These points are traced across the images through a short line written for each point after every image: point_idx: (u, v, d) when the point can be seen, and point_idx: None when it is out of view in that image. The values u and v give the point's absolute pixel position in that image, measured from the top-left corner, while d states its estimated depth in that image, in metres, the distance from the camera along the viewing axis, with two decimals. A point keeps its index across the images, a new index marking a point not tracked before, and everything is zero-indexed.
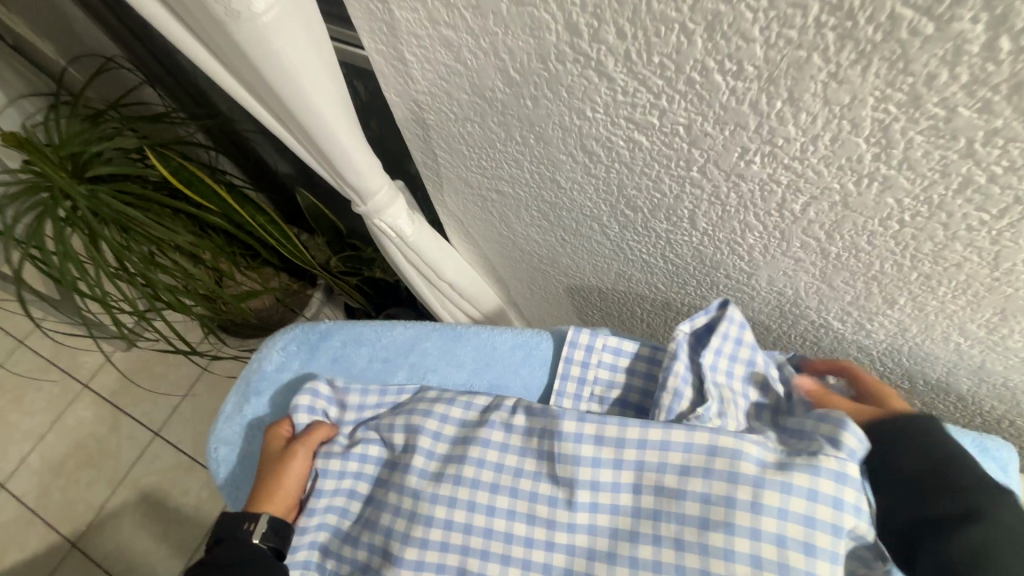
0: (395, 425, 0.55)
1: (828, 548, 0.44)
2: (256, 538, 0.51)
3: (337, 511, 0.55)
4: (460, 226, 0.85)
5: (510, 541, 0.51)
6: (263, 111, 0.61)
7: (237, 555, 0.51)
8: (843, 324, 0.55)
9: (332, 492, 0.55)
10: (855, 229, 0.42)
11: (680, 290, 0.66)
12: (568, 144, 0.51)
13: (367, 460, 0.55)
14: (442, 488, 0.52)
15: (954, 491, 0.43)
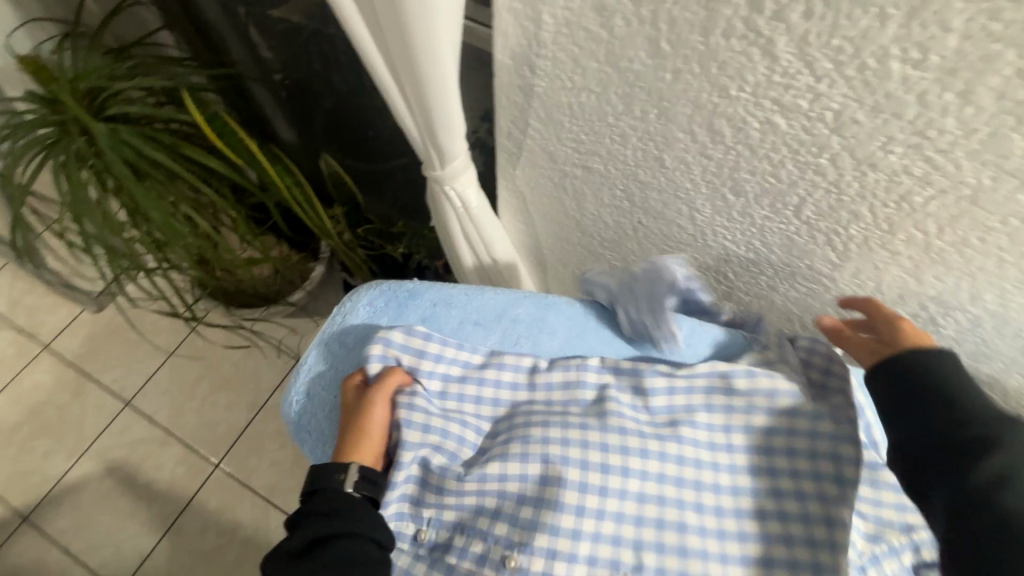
0: (489, 377, 0.58)
1: (893, 502, 0.51)
2: (349, 488, 0.53)
3: (427, 466, 0.56)
4: (519, 202, 0.83)
5: (624, 499, 0.53)
6: (372, 59, 0.60)
7: (334, 505, 0.52)
8: (914, 319, 0.59)
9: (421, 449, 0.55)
10: (970, 223, 0.46)
11: (749, 281, 0.69)
12: (693, 122, 0.53)
13: (457, 410, 0.57)
14: (550, 436, 0.54)
15: (957, 419, 0.49)
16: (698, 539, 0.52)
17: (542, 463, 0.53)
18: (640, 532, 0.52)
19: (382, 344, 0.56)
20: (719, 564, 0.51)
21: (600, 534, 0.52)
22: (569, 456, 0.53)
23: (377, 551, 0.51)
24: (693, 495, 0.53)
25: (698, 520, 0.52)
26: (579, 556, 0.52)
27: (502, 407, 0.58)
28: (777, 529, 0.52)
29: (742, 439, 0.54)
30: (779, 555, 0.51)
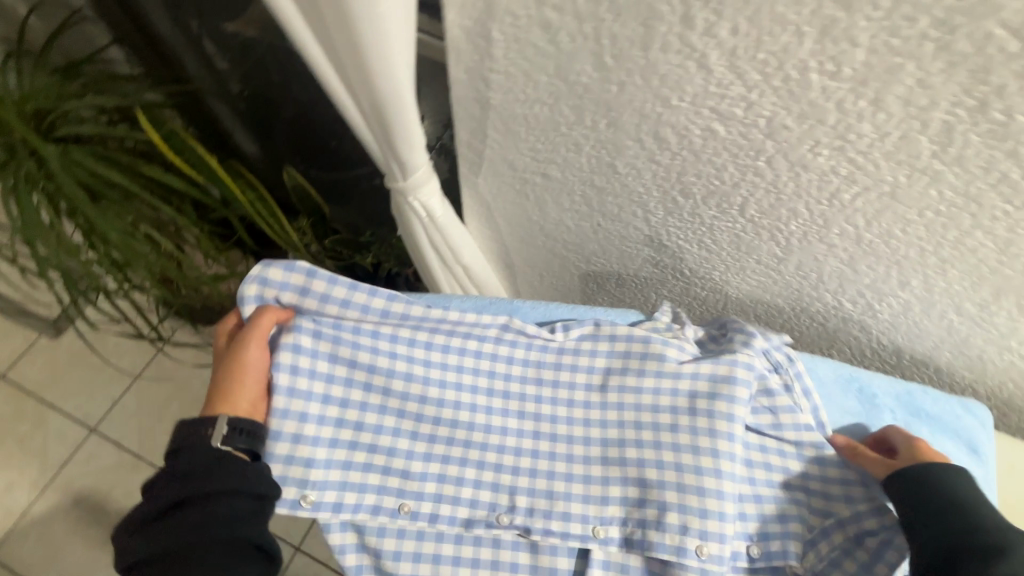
0: (390, 334, 0.58)
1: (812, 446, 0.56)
2: (219, 442, 0.50)
3: (318, 420, 0.56)
4: (483, 210, 0.85)
5: (537, 457, 0.58)
6: (328, 77, 0.63)
7: (207, 458, 0.49)
8: (853, 305, 0.63)
9: (307, 397, 0.56)
10: (893, 217, 0.50)
11: (705, 276, 0.72)
12: (640, 130, 0.55)
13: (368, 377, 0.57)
14: (448, 400, 0.59)
15: (970, 522, 0.45)
16: (579, 482, 0.57)
17: (448, 425, 0.59)
18: (518, 478, 0.57)
19: (257, 285, 0.58)
20: (599, 504, 0.56)
21: (482, 481, 0.57)
22: (472, 421, 0.59)
23: (250, 504, 0.49)
24: (574, 446, 0.58)
25: (582, 468, 0.57)
26: (461, 499, 0.57)
27: (397, 362, 0.58)
28: (652, 476, 0.55)
29: (628, 397, 0.58)
30: (653, 499, 0.54)
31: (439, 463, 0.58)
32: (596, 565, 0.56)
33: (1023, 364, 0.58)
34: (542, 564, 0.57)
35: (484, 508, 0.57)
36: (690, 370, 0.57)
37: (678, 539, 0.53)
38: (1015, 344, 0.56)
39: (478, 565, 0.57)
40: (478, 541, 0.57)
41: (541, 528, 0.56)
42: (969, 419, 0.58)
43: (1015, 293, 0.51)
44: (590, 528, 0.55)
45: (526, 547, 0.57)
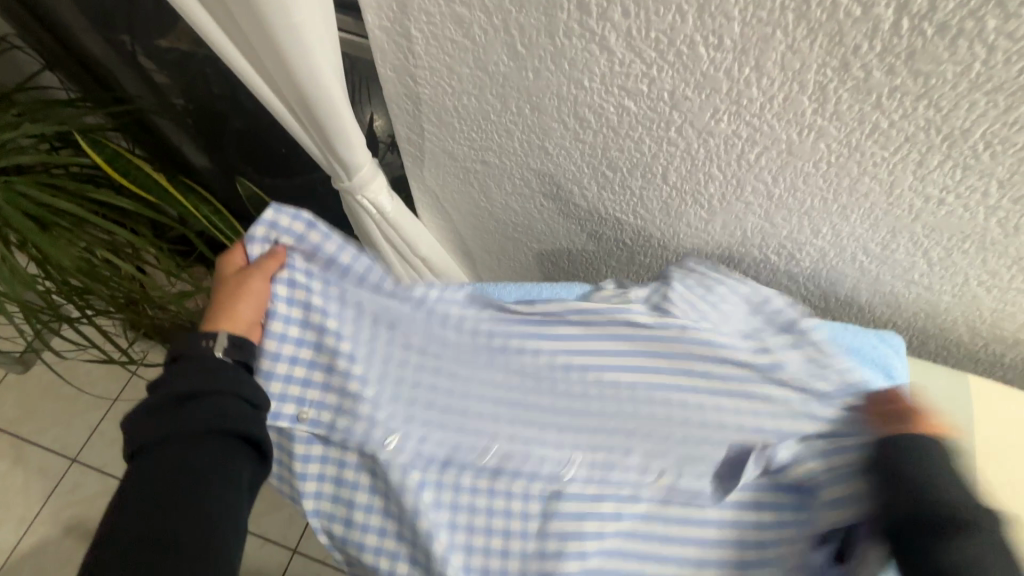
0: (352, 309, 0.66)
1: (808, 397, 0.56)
2: (219, 352, 0.59)
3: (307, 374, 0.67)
4: (433, 201, 0.88)
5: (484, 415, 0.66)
6: (260, 88, 0.65)
7: (208, 363, 0.57)
8: (778, 257, 0.69)
9: (290, 359, 0.66)
10: (794, 171, 0.55)
11: (645, 243, 0.77)
12: (561, 112, 0.59)
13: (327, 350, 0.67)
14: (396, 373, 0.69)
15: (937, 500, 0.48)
16: (509, 448, 0.69)
17: (405, 385, 0.69)
18: (463, 442, 0.69)
19: (265, 227, 0.65)
20: (529, 462, 0.69)
21: (435, 448, 0.69)
22: (423, 380, 0.69)
23: (246, 407, 0.57)
24: (508, 407, 0.69)
25: (513, 429, 0.70)
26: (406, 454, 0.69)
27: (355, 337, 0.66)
28: (637, 417, 0.66)
29: (555, 365, 0.67)
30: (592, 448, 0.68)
31: (398, 428, 0.69)
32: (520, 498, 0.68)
33: (927, 295, 0.65)
34: (480, 515, 0.68)
35: (433, 474, 0.69)
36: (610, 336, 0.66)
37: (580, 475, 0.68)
38: (918, 277, 0.62)
39: (425, 513, 0.67)
40: (426, 491, 0.68)
41: (476, 479, 0.69)
42: (884, 346, 0.64)
43: (907, 231, 0.56)
44: None
45: (468, 487, 0.69)
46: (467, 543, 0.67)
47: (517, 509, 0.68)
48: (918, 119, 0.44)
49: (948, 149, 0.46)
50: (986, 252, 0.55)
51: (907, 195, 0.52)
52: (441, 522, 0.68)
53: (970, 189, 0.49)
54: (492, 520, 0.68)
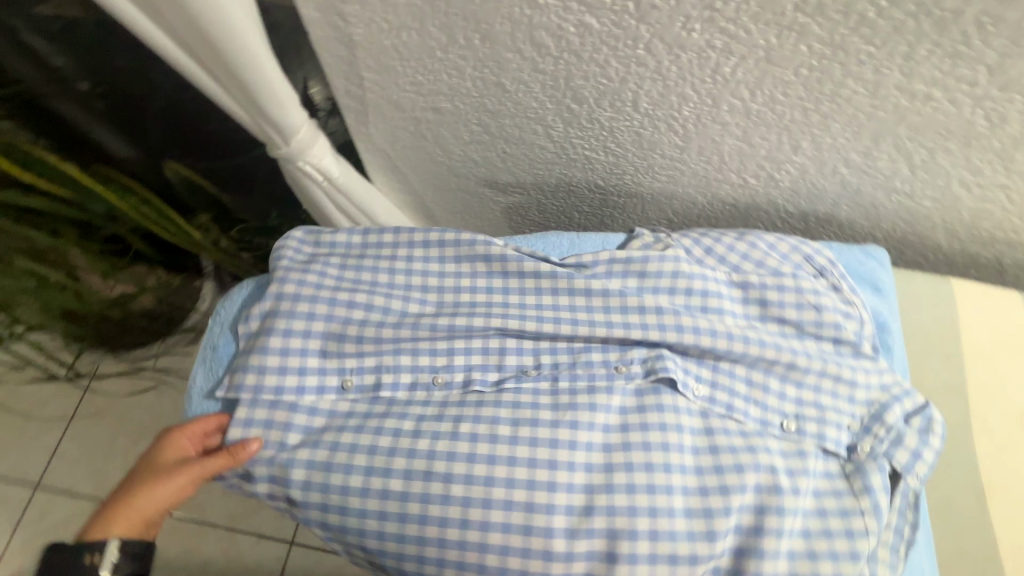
0: (394, 303, 0.64)
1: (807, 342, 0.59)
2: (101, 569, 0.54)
3: (316, 372, 0.61)
4: (386, 162, 0.81)
5: (497, 424, 0.56)
6: (168, 48, 0.56)
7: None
8: (756, 180, 0.65)
9: (298, 351, 0.61)
10: (774, 82, 0.51)
11: (617, 180, 0.72)
12: (516, 38, 0.52)
13: (346, 343, 0.61)
14: (418, 362, 0.61)
15: None
16: (546, 428, 0.55)
17: (428, 373, 0.61)
18: (497, 430, 0.55)
19: (294, 244, 0.67)
20: (568, 451, 0.54)
21: (459, 434, 0.56)
22: (449, 365, 0.61)
23: None
24: (541, 377, 0.60)
25: (550, 400, 0.57)
26: (419, 451, 0.55)
27: (367, 328, 0.62)
28: (689, 381, 0.58)
29: (597, 338, 0.61)
30: (669, 404, 0.56)
31: (416, 418, 0.58)
32: (577, 490, 0.53)
33: (908, 202, 0.63)
34: (516, 521, 0.52)
35: (461, 464, 0.54)
36: (651, 287, 0.62)
37: (644, 458, 0.53)
38: (899, 184, 0.60)
39: (447, 526, 0.52)
40: (449, 498, 0.53)
41: (524, 480, 0.53)
42: (870, 261, 0.63)
43: (891, 135, 0.54)
44: (551, 469, 0.53)
45: (504, 481, 0.53)
46: (502, 559, 0.51)
47: (565, 513, 0.52)
48: (908, 2, 0.41)
49: (939, 36, 0.42)
50: (970, 149, 0.53)
51: (893, 93, 0.49)
52: (470, 534, 0.52)
53: (959, 80, 0.46)
54: (533, 528, 0.51)
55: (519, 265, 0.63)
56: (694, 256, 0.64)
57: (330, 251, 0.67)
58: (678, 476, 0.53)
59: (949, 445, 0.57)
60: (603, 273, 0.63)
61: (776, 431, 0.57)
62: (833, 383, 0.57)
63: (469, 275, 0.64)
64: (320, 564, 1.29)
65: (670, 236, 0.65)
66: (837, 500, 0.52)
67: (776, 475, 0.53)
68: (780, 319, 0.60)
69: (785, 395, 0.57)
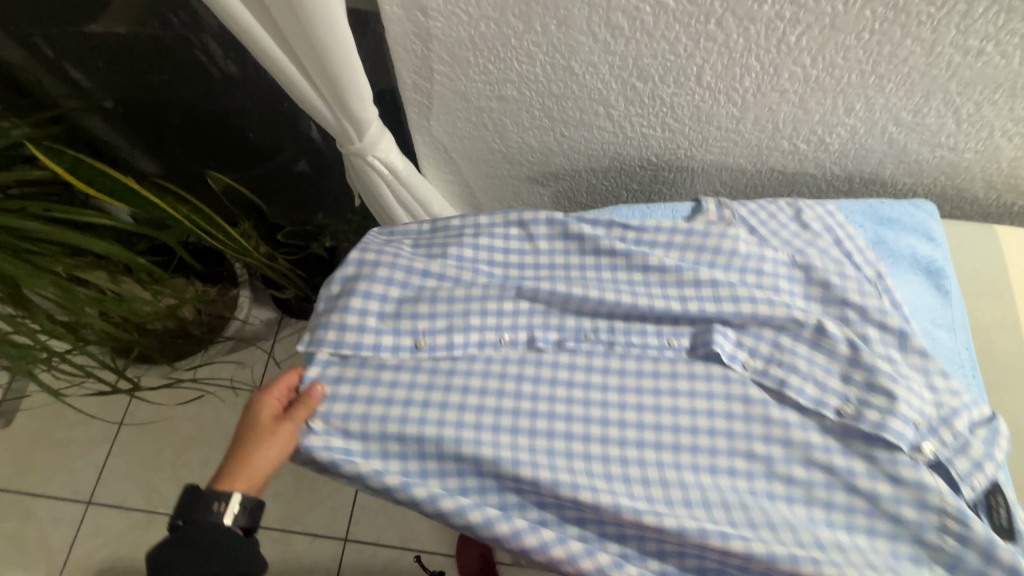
0: (466, 274, 0.64)
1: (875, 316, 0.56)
2: (228, 518, 0.56)
3: (390, 333, 0.61)
4: (440, 154, 0.85)
5: (606, 394, 0.57)
6: (269, 50, 0.60)
7: (213, 533, 0.55)
8: (807, 145, 0.69)
9: (390, 345, 0.60)
10: (835, 47, 0.55)
11: (670, 154, 0.75)
12: (591, 23, 0.56)
13: (418, 305, 0.62)
14: (489, 320, 0.61)
15: None
16: (651, 396, 0.56)
17: (494, 333, 0.61)
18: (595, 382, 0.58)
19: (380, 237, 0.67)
20: (671, 414, 0.55)
21: (551, 404, 0.57)
22: (513, 325, 0.61)
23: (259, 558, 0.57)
24: (599, 341, 0.60)
25: (603, 360, 0.59)
26: (537, 427, 0.56)
27: (440, 290, 0.63)
28: (739, 354, 0.58)
29: (652, 316, 0.61)
30: (778, 377, 0.56)
31: (483, 373, 0.59)
32: (652, 455, 0.54)
33: (951, 156, 0.67)
34: (638, 479, 0.53)
35: (579, 435, 0.55)
36: (706, 262, 0.62)
37: (691, 441, 0.54)
38: (944, 139, 0.65)
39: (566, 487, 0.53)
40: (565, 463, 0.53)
41: (635, 423, 0.55)
42: (919, 213, 0.67)
43: (942, 92, 0.58)
44: (656, 421, 0.55)
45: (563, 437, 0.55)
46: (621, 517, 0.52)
47: (676, 472, 0.53)
48: None
49: None
50: (1015, 99, 0.57)
51: (947, 51, 0.53)
52: (592, 497, 0.52)
53: (1010, 33, 0.50)
54: (649, 475, 0.53)
55: (577, 230, 0.65)
56: (757, 235, 0.63)
57: (403, 235, 0.69)
58: (780, 446, 0.53)
59: (1014, 380, 0.61)
60: (660, 241, 0.64)
61: (830, 414, 0.54)
62: (896, 372, 0.54)
63: (531, 254, 0.65)
64: (375, 558, 1.31)
65: (735, 216, 0.64)
66: (916, 492, 0.50)
67: (830, 456, 0.52)
68: (842, 302, 0.58)
69: (848, 378, 0.55)
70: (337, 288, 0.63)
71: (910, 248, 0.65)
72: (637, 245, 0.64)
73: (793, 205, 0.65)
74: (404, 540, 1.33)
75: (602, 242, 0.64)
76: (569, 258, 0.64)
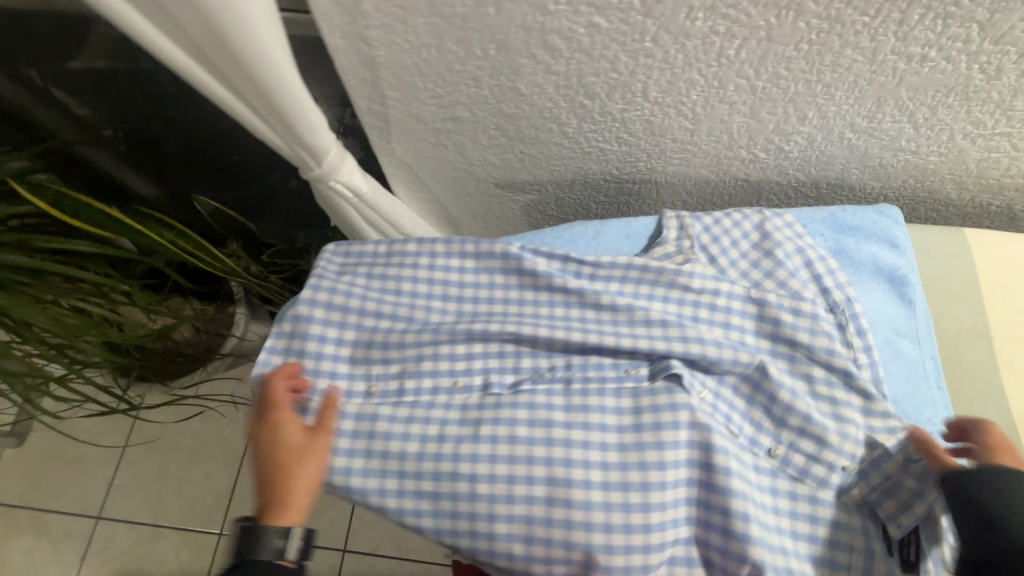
0: (418, 311, 0.61)
1: (825, 346, 0.57)
2: None
3: (345, 377, 0.59)
4: (408, 173, 0.85)
5: (552, 425, 0.54)
6: (213, 87, 0.61)
7: None
8: (767, 153, 0.68)
9: (330, 372, 0.59)
10: (776, 59, 0.54)
11: (631, 167, 0.75)
12: (529, 45, 0.56)
13: (372, 350, 0.59)
14: (440, 365, 0.58)
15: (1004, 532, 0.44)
16: (615, 440, 0.53)
17: (449, 378, 0.58)
18: (552, 413, 0.55)
19: (333, 263, 0.64)
20: (642, 453, 0.52)
21: (499, 436, 0.54)
22: (468, 369, 0.58)
23: None
24: (555, 380, 0.57)
25: (563, 399, 0.56)
26: (481, 455, 0.53)
27: (392, 334, 0.60)
28: (696, 385, 0.56)
29: (607, 349, 0.58)
30: (723, 409, 0.56)
31: (440, 421, 0.56)
32: (595, 490, 0.51)
33: (915, 159, 0.65)
34: (608, 519, 0.50)
35: (521, 467, 0.52)
36: (662, 296, 0.60)
37: (661, 477, 0.51)
38: (905, 143, 0.63)
39: (514, 522, 0.51)
40: (513, 498, 0.52)
41: (600, 462, 0.52)
42: (883, 219, 0.65)
43: (893, 97, 0.56)
44: (610, 456, 0.53)
45: (525, 480, 0.52)
46: (569, 554, 0.50)
47: (643, 510, 0.50)
48: None
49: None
50: (970, 102, 0.56)
51: (890, 59, 0.52)
52: (537, 530, 0.51)
53: (952, 39, 0.49)
54: (592, 504, 0.51)
55: (531, 265, 0.61)
56: (715, 264, 0.62)
57: (358, 263, 0.64)
58: (737, 481, 0.51)
59: (980, 390, 0.60)
60: (615, 275, 0.61)
61: (761, 454, 0.54)
62: (830, 415, 0.55)
63: (487, 286, 0.62)
64: (374, 568, 1.33)
65: (693, 246, 0.63)
66: (830, 531, 0.51)
67: (761, 494, 0.53)
68: (790, 342, 0.58)
69: (784, 422, 0.55)
70: (287, 324, 0.60)
71: (872, 255, 0.63)
72: (592, 280, 0.61)
73: (757, 215, 0.64)
74: (402, 550, 1.34)
75: (555, 278, 0.60)
76: (524, 292, 0.61)
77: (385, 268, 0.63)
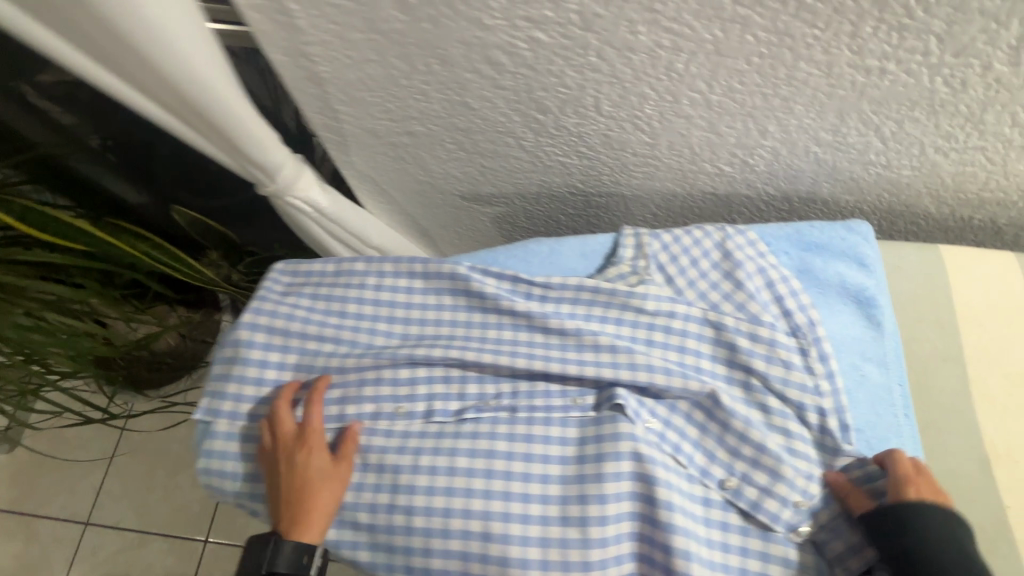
0: (362, 335, 0.60)
1: (781, 374, 0.54)
2: None
3: None
4: (373, 186, 0.84)
5: (493, 457, 0.52)
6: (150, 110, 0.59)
7: None
8: (731, 167, 0.65)
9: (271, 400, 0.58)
10: (728, 73, 0.51)
11: (595, 181, 0.73)
12: (472, 59, 0.54)
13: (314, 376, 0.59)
14: (382, 390, 0.57)
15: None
16: (557, 472, 0.52)
17: (391, 403, 0.57)
18: (494, 442, 0.53)
19: (280, 283, 0.62)
20: (581, 486, 0.51)
21: (438, 467, 0.52)
22: (412, 395, 0.57)
23: None
24: (500, 408, 0.56)
25: (507, 428, 0.54)
26: (417, 486, 0.52)
27: (333, 359, 0.59)
28: (643, 413, 0.54)
29: (554, 375, 0.56)
30: (672, 438, 0.53)
31: (380, 450, 0.54)
32: (533, 523, 0.50)
33: (887, 173, 0.62)
34: (543, 556, 0.49)
35: (459, 499, 0.51)
36: (614, 320, 0.58)
37: (600, 510, 0.49)
38: (874, 157, 0.60)
39: (449, 557, 0.50)
40: (449, 532, 0.50)
41: (541, 494, 0.51)
42: (857, 239, 0.61)
43: (855, 111, 0.53)
44: (551, 488, 0.51)
45: (462, 513, 0.50)
46: None
47: (582, 546, 0.49)
48: None
49: (880, 12, 0.43)
50: (937, 116, 0.53)
51: (847, 72, 0.49)
52: (473, 566, 0.49)
53: (910, 52, 0.46)
54: (530, 538, 0.49)
55: (478, 286, 0.59)
56: (671, 284, 0.60)
57: (304, 282, 0.62)
58: (680, 516, 0.49)
59: (952, 419, 0.57)
60: (566, 297, 0.59)
61: (712, 486, 0.52)
62: (785, 447, 0.52)
63: (435, 308, 0.60)
64: None
65: (649, 266, 0.60)
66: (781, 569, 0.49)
67: (709, 530, 0.50)
68: (746, 368, 0.55)
69: (736, 452, 0.53)
70: (231, 350, 0.60)
71: (839, 274, 0.61)
72: (542, 302, 0.59)
73: (718, 232, 0.60)
74: None
75: (502, 300, 0.58)
76: (472, 314, 0.60)
77: (331, 288, 0.61)
